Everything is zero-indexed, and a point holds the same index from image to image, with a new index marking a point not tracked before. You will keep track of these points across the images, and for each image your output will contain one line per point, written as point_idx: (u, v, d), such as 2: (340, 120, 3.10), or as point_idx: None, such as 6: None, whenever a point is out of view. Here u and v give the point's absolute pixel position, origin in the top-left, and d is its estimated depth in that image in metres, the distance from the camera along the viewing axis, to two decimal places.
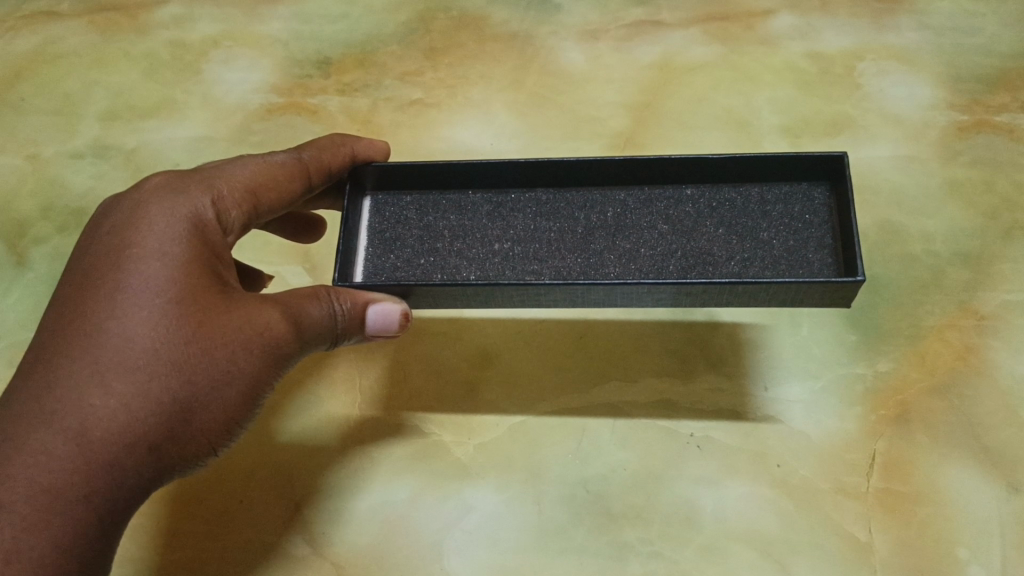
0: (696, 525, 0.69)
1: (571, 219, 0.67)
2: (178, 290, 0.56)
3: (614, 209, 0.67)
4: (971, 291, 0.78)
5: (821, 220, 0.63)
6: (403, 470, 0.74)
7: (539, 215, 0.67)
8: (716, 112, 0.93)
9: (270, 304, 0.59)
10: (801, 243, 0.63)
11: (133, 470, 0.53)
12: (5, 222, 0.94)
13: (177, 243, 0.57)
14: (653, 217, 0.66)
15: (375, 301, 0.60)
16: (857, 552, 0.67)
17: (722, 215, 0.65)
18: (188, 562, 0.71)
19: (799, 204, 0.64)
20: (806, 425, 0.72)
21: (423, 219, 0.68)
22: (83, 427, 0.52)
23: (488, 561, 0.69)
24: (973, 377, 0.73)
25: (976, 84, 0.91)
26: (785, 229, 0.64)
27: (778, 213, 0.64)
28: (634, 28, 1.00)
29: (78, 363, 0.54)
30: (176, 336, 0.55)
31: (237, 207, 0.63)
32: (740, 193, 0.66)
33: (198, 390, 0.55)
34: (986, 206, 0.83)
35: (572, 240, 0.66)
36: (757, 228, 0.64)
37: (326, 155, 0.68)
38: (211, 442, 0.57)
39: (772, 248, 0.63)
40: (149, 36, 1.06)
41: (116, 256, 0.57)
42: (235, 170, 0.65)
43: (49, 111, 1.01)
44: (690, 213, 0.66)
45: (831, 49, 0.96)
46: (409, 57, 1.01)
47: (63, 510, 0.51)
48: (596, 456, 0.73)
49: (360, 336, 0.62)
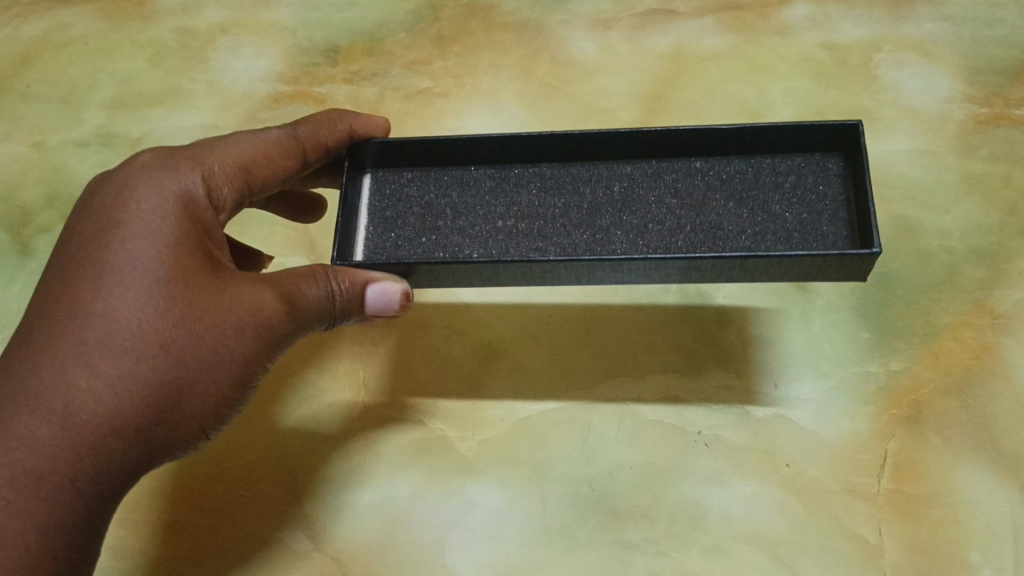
0: (703, 524, 0.68)
1: (577, 194, 0.66)
2: (167, 270, 0.55)
3: (620, 183, 0.66)
4: (988, 289, 0.76)
5: (835, 193, 0.62)
6: (406, 465, 0.73)
7: (544, 190, 0.66)
8: (729, 103, 0.91)
9: (263, 285, 0.58)
10: (814, 217, 0.61)
11: (120, 453, 0.53)
12: (10, 210, 0.93)
13: (166, 222, 0.57)
14: (661, 191, 0.65)
15: (374, 281, 0.59)
16: (866, 554, 0.66)
17: (732, 188, 0.64)
18: (189, 554, 0.71)
19: (812, 175, 0.63)
20: (816, 423, 0.71)
21: (425, 196, 0.67)
22: (69, 410, 0.52)
23: (491, 558, 0.68)
24: (987, 376, 0.72)
25: (995, 77, 0.89)
26: (798, 202, 0.62)
27: (790, 185, 0.63)
28: (646, 17, 0.98)
29: (65, 344, 0.53)
30: (165, 317, 0.54)
31: (229, 183, 0.62)
32: (750, 165, 0.65)
33: (187, 371, 0.55)
34: (1003, 201, 0.81)
35: (578, 215, 0.65)
36: (769, 201, 0.63)
37: (323, 132, 0.68)
38: (202, 426, 0.57)
39: (782, 221, 0.62)
40: (157, 23, 1.05)
41: (104, 235, 0.57)
42: (229, 146, 0.64)
43: (55, 99, 1.01)
44: (699, 186, 0.64)
45: (847, 39, 0.94)
46: (418, 45, 1.00)
47: (49, 493, 0.52)
48: (602, 453, 0.72)
49: (359, 317, 0.61)
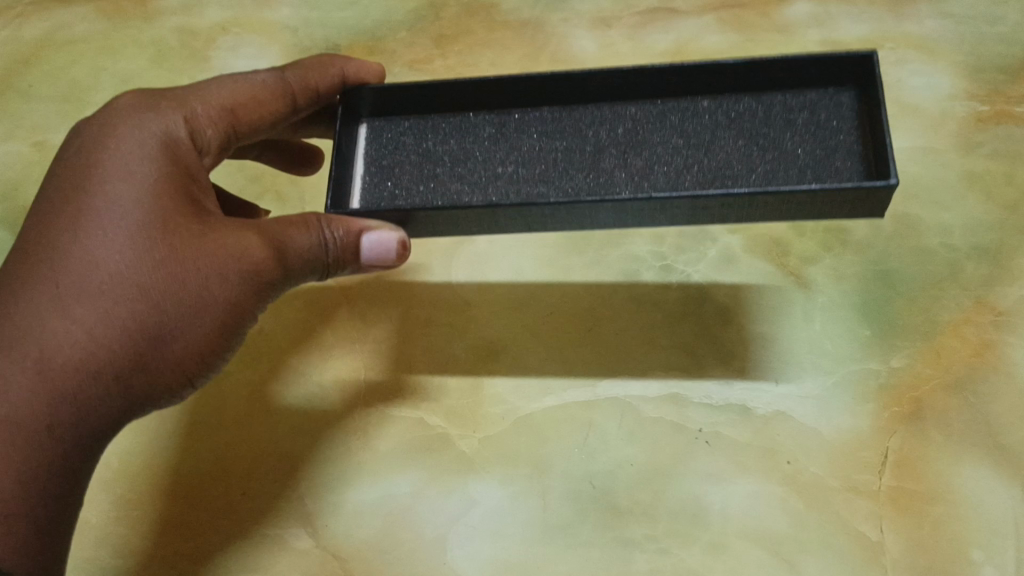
0: (704, 521, 0.68)
1: (579, 137, 0.66)
2: (145, 213, 0.56)
3: (622, 125, 0.65)
4: (989, 286, 0.76)
5: (850, 128, 0.61)
6: (407, 463, 0.73)
7: (544, 135, 0.66)
8: None
9: (249, 230, 0.58)
10: (828, 153, 0.61)
11: (99, 398, 0.55)
12: (13, 209, 0.93)
13: (145, 166, 0.58)
14: (666, 132, 0.64)
15: (369, 230, 0.58)
16: (867, 551, 0.66)
17: (741, 127, 0.64)
18: (188, 550, 0.71)
19: (826, 110, 0.62)
20: (818, 421, 0.71)
21: (422, 144, 0.67)
22: (46, 354, 0.54)
23: (493, 556, 0.68)
24: (988, 373, 0.72)
25: (997, 74, 0.89)
26: (810, 138, 0.62)
27: (803, 121, 0.63)
28: (647, 16, 0.98)
29: (43, 289, 0.55)
30: (144, 261, 0.56)
31: (213, 125, 0.63)
32: (759, 103, 0.64)
33: (166, 316, 0.56)
34: (1005, 199, 0.81)
35: (581, 159, 0.65)
36: (780, 138, 0.62)
37: (312, 75, 0.68)
38: (184, 373, 0.58)
39: (791, 158, 0.61)
40: (158, 22, 1.05)
41: (82, 179, 0.58)
42: (214, 88, 0.65)
43: (57, 99, 1.01)
44: (706, 126, 0.64)
45: (848, 37, 0.94)
46: (418, 44, 1.00)
47: (27, 437, 0.54)
48: (603, 451, 0.72)
49: (355, 267, 0.60)
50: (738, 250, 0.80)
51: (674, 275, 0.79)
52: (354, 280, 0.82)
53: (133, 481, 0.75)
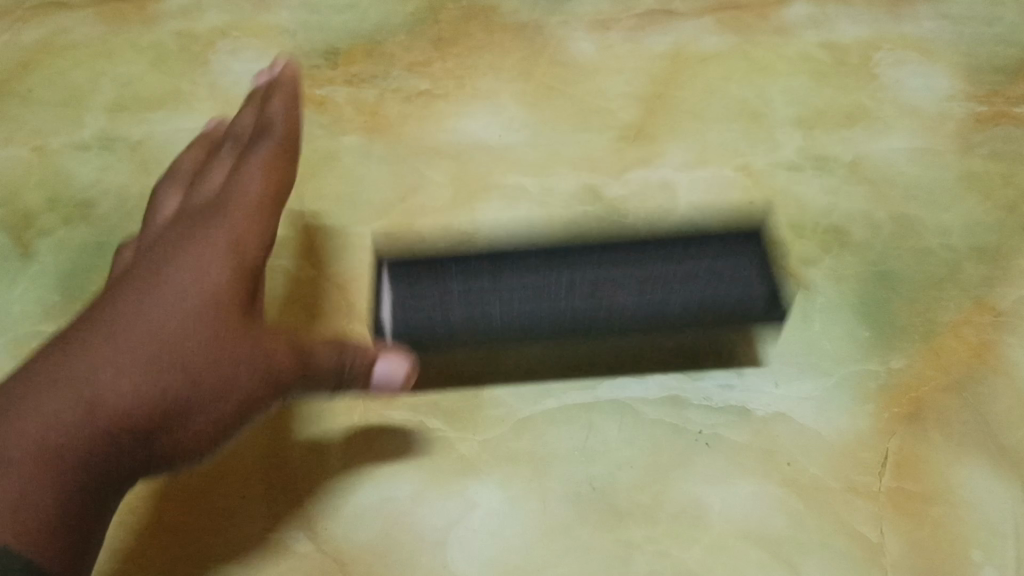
0: (704, 523, 0.68)
1: (556, 291, 0.73)
2: (212, 294, 0.58)
3: (591, 270, 0.74)
4: (988, 287, 0.77)
5: (758, 287, 0.72)
6: (407, 466, 0.72)
7: (528, 274, 0.75)
8: (728, 103, 0.91)
9: (283, 338, 0.61)
10: (741, 295, 0.72)
11: (121, 452, 0.56)
12: (11, 214, 0.92)
13: (210, 252, 0.60)
14: (624, 279, 0.74)
15: (385, 358, 0.63)
16: (868, 553, 0.66)
17: (682, 275, 0.73)
18: (192, 555, 0.69)
19: (742, 273, 0.73)
20: (818, 423, 0.71)
21: (429, 288, 0.74)
22: (93, 406, 0.54)
23: (493, 559, 0.68)
24: (988, 374, 0.72)
25: (995, 75, 0.90)
26: (732, 287, 0.72)
27: (726, 275, 0.72)
28: (646, 17, 0.99)
29: (96, 342, 0.56)
30: (199, 335, 0.57)
31: (269, 215, 0.65)
32: (692, 257, 0.74)
33: (202, 390, 0.57)
34: (1004, 199, 0.82)
35: (557, 298, 0.73)
36: (710, 284, 0.72)
37: (292, 131, 0.73)
38: (195, 449, 0.59)
39: (728, 309, 0.72)
40: (157, 26, 1.06)
41: (148, 265, 0.61)
42: (249, 180, 0.68)
43: (54, 102, 1.00)
44: (655, 277, 0.73)
45: (847, 38, 0.94)
46: (417, 47, 1.00)
47: (49, 479, 0.52)
48: (603, 453, 0.72)
49: (363, 387, 0.64)
50: None
51: None
52: (358, 281, 0.83)
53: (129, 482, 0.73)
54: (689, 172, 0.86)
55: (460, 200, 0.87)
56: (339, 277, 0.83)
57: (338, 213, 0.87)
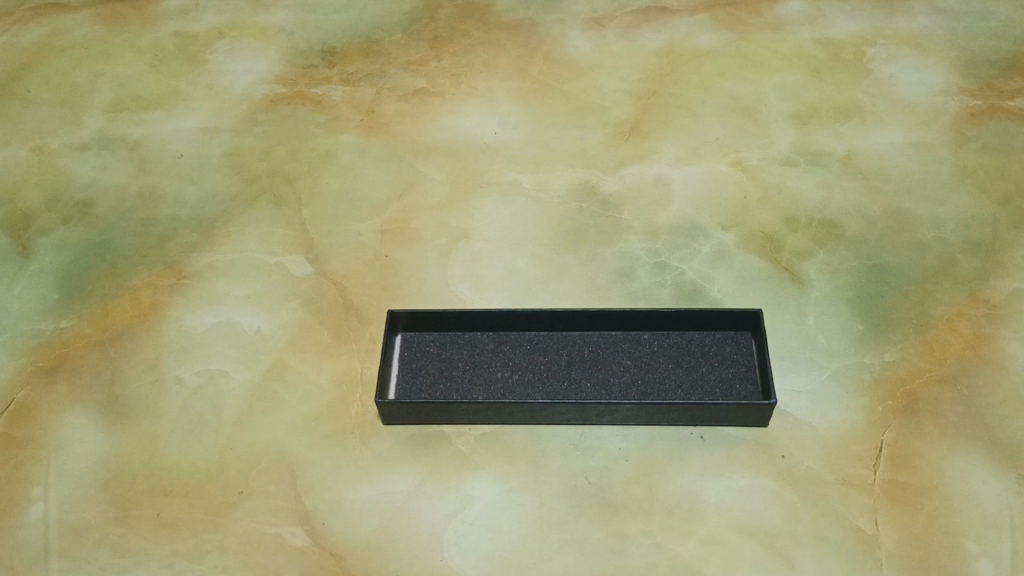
0: (700, 516, 0.68)
1: (558, 357, 0.75)
2: None
3: (591, 348, 0.75)
4: (982, 280, 0.77)
5: (747, 361, 0.73)
6: (404, 460, 0.73)
7: (532, 350, 0.75)
8: (723, 99, 0.92)
9: None
10: (730, 376, 0.72)
11: None
12: (9, 213, 0.91)
13: None
14: (619, 353, 0.74)
15: None
16: (862, 545, 0.66)
17: (672, 354, 0.74)
18: (190, 550, 0.70)
19: (729, 347, 0.74)
20: (813, 416, 0.72)
21: (443, 353, 0.75)
22: None
23: (490, 554, 0.68)
24: (983, 366, 0.73)
25: (989, 69, 0.90)
26: (724, 369, 0.72)
27: (715, 352, 0.73)
28: (641, 15, 0.99)
29: None
30: None
31: None
32: (685, 338, 0.74)
33: None
34: (998, 193, 0.82)
35: (557, 370, 0.74)
36: (698, 364, 0.73)
37: None
38: None
39: (721, 390, 0.71)
40: (156, 28, 1.06)
41: None
42: None
43: (54, 103, 1.00)
44: (647, 352, 0.74)
45: (840, 34, 0.95)
46: (414, 46, 1.01)
47: None
48: (598, 447, 0.72)
49: None
50: (732, 246, 0.81)
51: (668, 272, 0.80)
52: (353, 280, 0.83)
53: (131, 479, 0.73)
54: (684, 168, 0.87)
55: (457, 197, 0.87)
56: (336, 274, 0.83)
57: (336, 211, 0.88)
